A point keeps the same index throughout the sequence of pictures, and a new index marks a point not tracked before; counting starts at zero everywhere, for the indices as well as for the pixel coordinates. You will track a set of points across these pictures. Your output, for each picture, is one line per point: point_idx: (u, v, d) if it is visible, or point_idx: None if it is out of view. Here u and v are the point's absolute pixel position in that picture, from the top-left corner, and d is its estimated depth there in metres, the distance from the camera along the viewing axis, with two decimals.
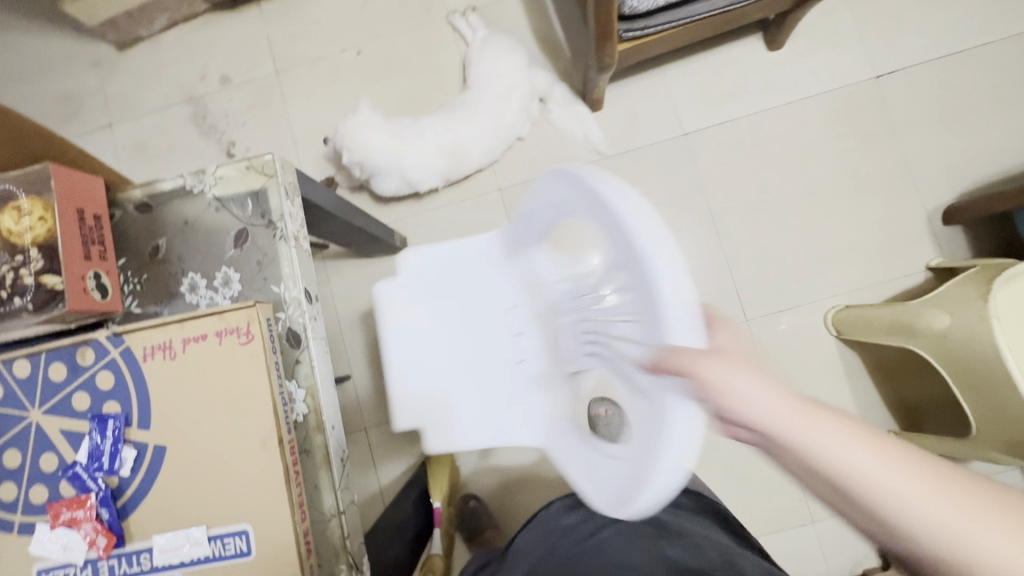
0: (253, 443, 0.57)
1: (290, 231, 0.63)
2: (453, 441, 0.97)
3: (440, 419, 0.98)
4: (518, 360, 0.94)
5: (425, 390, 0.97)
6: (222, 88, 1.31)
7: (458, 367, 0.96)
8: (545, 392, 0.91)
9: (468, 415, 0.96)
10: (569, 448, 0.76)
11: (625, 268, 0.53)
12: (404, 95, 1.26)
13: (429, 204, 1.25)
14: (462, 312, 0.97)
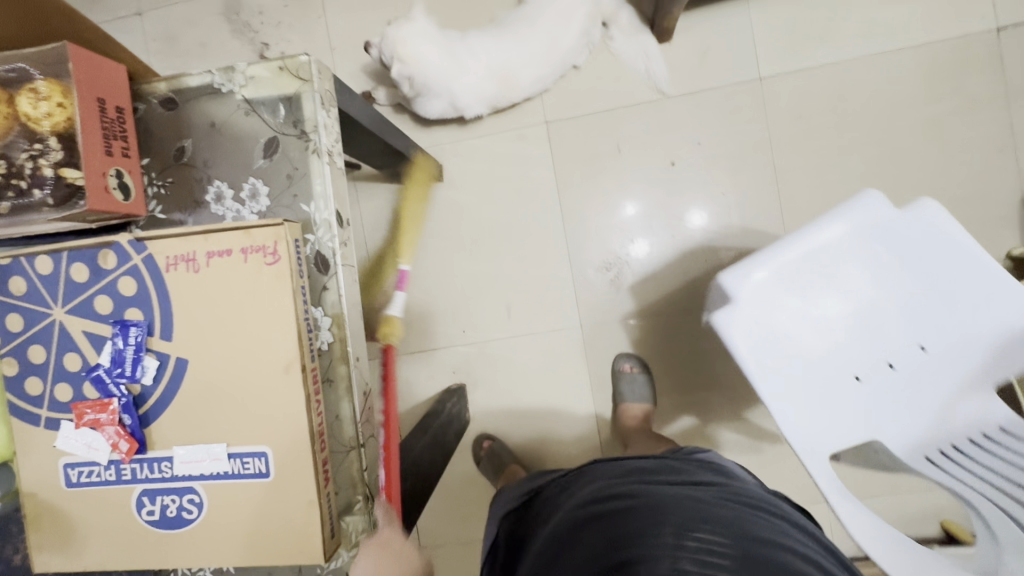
0: (276, 368, 0.54)
1: (324, 145, 0.57)
2: (733, 339, 0.68)
3: (743, 335, 0.68)
4: (872, 378, 0.71)
5: (789, 295, 0.70)
6: None
7: (817, 312, 0.71)
8: (829, 399, 0.71)
9: (765, 354, 0.69)
10: (804, 403, 0.70)
11: None
12: (453, 6, 1.15)
13: (469, 132, 1.17)
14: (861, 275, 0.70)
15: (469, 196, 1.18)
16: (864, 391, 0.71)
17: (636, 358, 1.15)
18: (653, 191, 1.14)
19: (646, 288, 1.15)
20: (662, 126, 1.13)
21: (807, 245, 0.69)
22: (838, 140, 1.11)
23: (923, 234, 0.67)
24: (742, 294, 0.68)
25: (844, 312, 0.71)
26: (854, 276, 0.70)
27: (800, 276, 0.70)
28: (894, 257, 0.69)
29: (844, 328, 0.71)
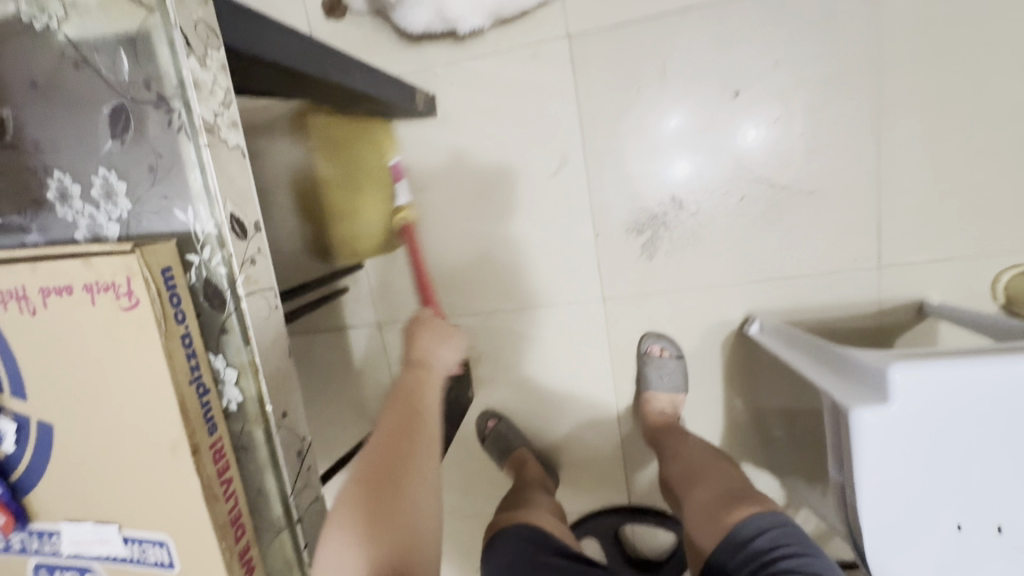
0: (158, 445, 0.39)
1: (198, 117, 0.37)
2: (864, 446, 0.53)
3: (873, 451, 0.53)
4: (979, 535, 0.54)
5: (950, 414, 0.52)
6: None
7: (957, 444, 0.52)
8: (907, 543, 0.55)
9: (882, 469, 0.54)
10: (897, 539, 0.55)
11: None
12: None
13: (468, 50, 0.90)
14: (967, 483, 0.53)
15: (470, 135, 0.95)
16: (961, 548, 0.55)
17: (668, 338, 0.97)
18: (704, 130, 0.88)
19: (686, 256, 0.93)
20: (723, 39, 0.84)
21: (1006, 377, 0.50)
22: (975, 57, 0.79)
23: None
24: (901, 396, 0.52)
25: (1004, 460, 0.52)
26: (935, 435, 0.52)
27: (974, 414, 0.51)
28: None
29: (981, 471, 0.52)
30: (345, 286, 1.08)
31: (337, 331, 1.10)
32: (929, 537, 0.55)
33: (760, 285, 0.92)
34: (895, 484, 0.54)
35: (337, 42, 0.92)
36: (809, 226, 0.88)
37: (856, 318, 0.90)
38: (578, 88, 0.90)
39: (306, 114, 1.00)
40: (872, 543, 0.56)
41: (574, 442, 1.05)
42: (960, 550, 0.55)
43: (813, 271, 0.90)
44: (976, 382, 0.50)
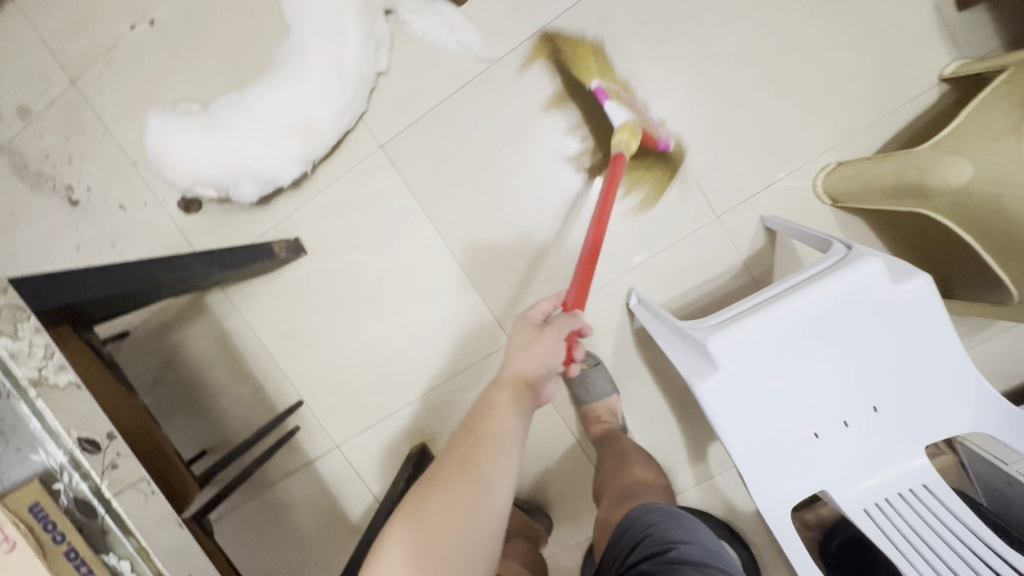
0: None
1: (23, 379, 0.47)
2: (714, 411, 0.62)
3: (722, 410, 0.62)
4: (833, 438, 0.63)
5: (761, 358, 0.61)
6: (27, 123, 1.07)
7: (778, 380, 0.62)
8: (786, 470, 0.63)
9: (735, 421, 0.62)
10: (780, 473, 0.63)
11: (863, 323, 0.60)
12: (225, 63, 0.98)
13: (309, 190, 1.03)
14: (805, 407, 0.62)
15: (341, 257, 1.06)
16: (825, 453, 0.63)
17: (583, 351, 1.03)
18: (523, 173, 0.99)
19: (562, 276, 1.01)
20: (501, 97, 0.97)
21: (785, 312, 0.60)
22: (700, 25, 0.91)
23: (873, 312, 0.60)
24: (721, 359, 0.61)
25: (815, 374, 0.62)
26: (766, 382, 0.62)
27: (778, 351, 0.61)
28: (854, 322, 0.60)
29: (807, 392, 0.62)
30: (296, 423, 1.14)
31: (304, 468, 1.16)
32: (797, 455, 0.63)
33: (633, 276, 1.00)
34: (751, 427, 0.62)
35: (203, 230, 1.05)
36: (644, 211, 0.98)
37: (727, 266, 0.98)
38: (408, 183, 1.01)
39: (205, 295, 1.11)
40: (761, 484, 0.63)
41: (551, 479, 1.09)
42: (827, 458, 0.63)
43: (671, 243, 0.98)
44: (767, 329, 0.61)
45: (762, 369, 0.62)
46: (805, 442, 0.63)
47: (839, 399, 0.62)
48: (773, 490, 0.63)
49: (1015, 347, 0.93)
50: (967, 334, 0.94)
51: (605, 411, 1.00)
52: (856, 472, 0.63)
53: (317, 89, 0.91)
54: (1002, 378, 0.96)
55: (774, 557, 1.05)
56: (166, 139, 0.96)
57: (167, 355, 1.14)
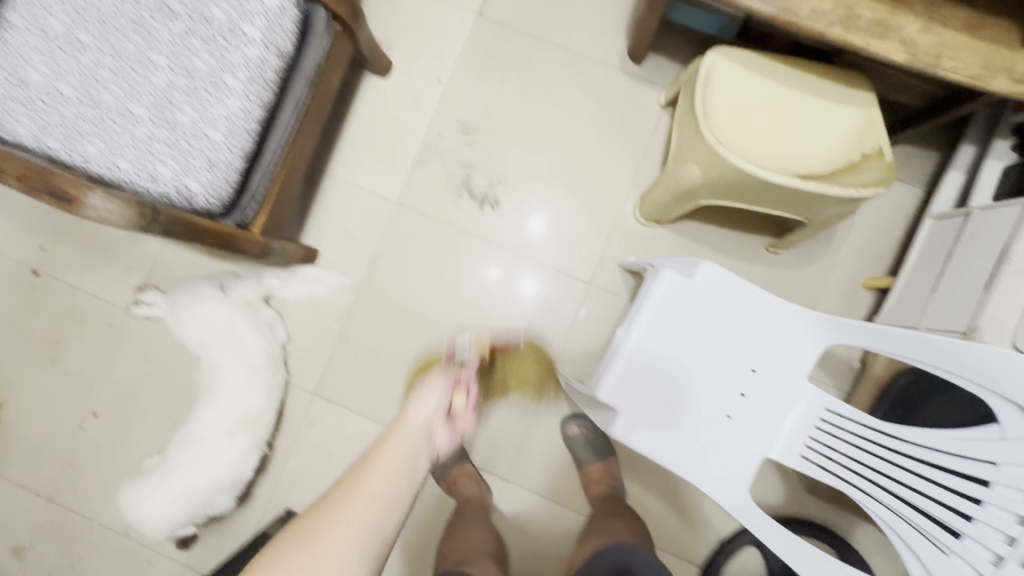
0: None
1: None
2: (639, 444, 0.71)
3: (645, 442, 0.71)
4: (740, 410, 0.73)
5: (642, 382, 0.73)
6: (21, 561, 1.15)
7: (669, 393, 0.73)
8: (721, 456, 0.72)
9: (658, 443, 0.71)
10: (721, 461, 0.72)
11: (701, 315, 0.73)
12: (164, 406, 1.13)
13: (277, 465, 1.13)
14: (703, 400, 0.73)
15: (331, 499, 1.13)
16: (742, 425, 0.73)
17: (579, 415, 1.10)
18: (431, 342, 1.14)
19: (510, 400, 1.12)
20: (381, 301, 1.15)
21: (635, 340, 0.74)
22: (487, 171, 1.15)
23: (696, 306, 0.73)
24: (614, 401, 0.73)
25: (692, 372, 0.73)
26: (662, 398, 0.73)
27: (653, 372, 0.73)
28: (688, 318, 0.74)
29: (697, 388, 0.73)
30: None
31: None
32: (720, 439, 0.72)
33: (563, 362, 1.12)
34: (677, 439, 0.72)
35: (207, 554, 1.12)
36: (537, 311, 1.13)
37: (624, 312, 1.12)
38: (351, 406, 1.14)
39: None
40: (713, 481, 0.71)
41: None
42: (747, 428, 0.73)
43: (572, 322, 1.12)
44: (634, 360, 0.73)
45: (652, 390, 0.73)
46: (722, 426, 0.73)
47: (724, 378, 0.73)
48: (726, 479, 0.71)
49: (864, 233, 1.08)
50: (825, 247, 1.09)
51: (607, 474, 1.05)
52: (777, 426, 0.72)
53: (241, 387, 1.06)
54: (880, 256, 1.09)
55: (847, 519, 1.04)
56: (134, 510, 1.06)
57: None
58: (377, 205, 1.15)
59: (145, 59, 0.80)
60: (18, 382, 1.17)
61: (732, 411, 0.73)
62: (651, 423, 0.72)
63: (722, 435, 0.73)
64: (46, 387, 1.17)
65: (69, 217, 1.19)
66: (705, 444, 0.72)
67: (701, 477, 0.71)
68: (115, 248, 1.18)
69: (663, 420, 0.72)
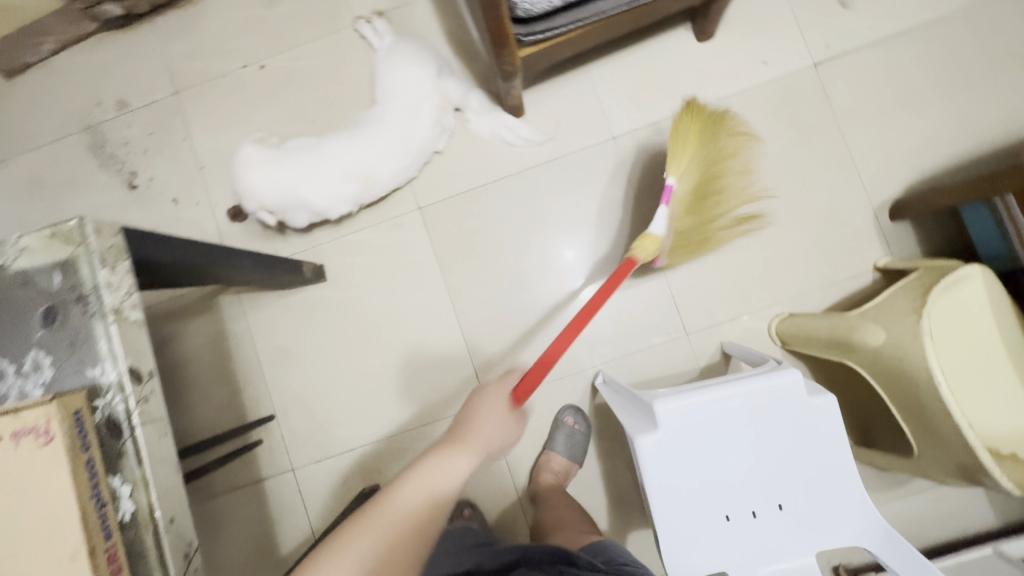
0: (60, 561, 0.50)
1: (108, 304, 0.56)
2: (647, 465, 0.71)
3: (654, 469, 0.72)
4: (742, 522, 0.72)
5: (695, 431, 0.72)
6: (120, 113, 1.23)
7: (705, 456, 0.72)
8: (694, 541, 0.71)
9: (661, 481, 0.72)
10: (693, 543, 0.71)
11: (786, 427, 0.73)
12: (312, 109, 1.17)
13: (346, 229, 1.17)
14: (723, 489, 0.72)
15: (357, 290, 1.17)
16: (731, 536, 0.72)
17: (579, 411, 1.11)
18: (534, 258, 1.15)
19: (545, 353, 1.14)
20: (529, 193, 1.16)
21: (726, 395, 0.73)
22: None
23: (790, 417, 0.73)
24: (663, 420, 0.72)
25: (734, 460, 0.73)
26: (696, 456, 0.72)
27: (709, 432, 0.73)
28: (775, 424, 0.73)
29: (727, 474, 0.72)
30: (261, 437, 1.16)
31: (253, 484, 1.16)
32: (705, 529, 0.71)
33: (609, 367, 1.13)
34: (674, 493, 0.72)
35: (240, 238, 1.17)
36: (627, 316, 1.13)
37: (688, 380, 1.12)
38: (434, 242, 1.16)
39: (219, 295, 1.19)
40: (672, 546, 0.71)
41: None
42: (733, 541, 0.72)
43: (643, 348, 1.13)
44: (706, 408, 0.73)
45: (695, 442, 0.72)
46: (716, 521, 0.72)
47: (756, 487, 0.72)
48: (682, 556, 0.71)
49: (923, 508, 1.05)
50: (883, 488, 1.06)
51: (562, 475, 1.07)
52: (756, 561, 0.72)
53: (384, 152, 1.08)
54: (916, 536, 1.06)
55: None
56: (244, 169, 1.03)
57: (162, 341, 1.19)
58: (597, 125, 1.15)
59: None
60: None
61: (736, 516, 0.72)
62: (668, 464, 0.72)
63: (710, 526, 0.72)
64: (247, 14, 1.22)
65: None
66: (691, 519, 0.72)
67: (666, 537, 0.71)
68: None
69: (681, 471, 0.72)
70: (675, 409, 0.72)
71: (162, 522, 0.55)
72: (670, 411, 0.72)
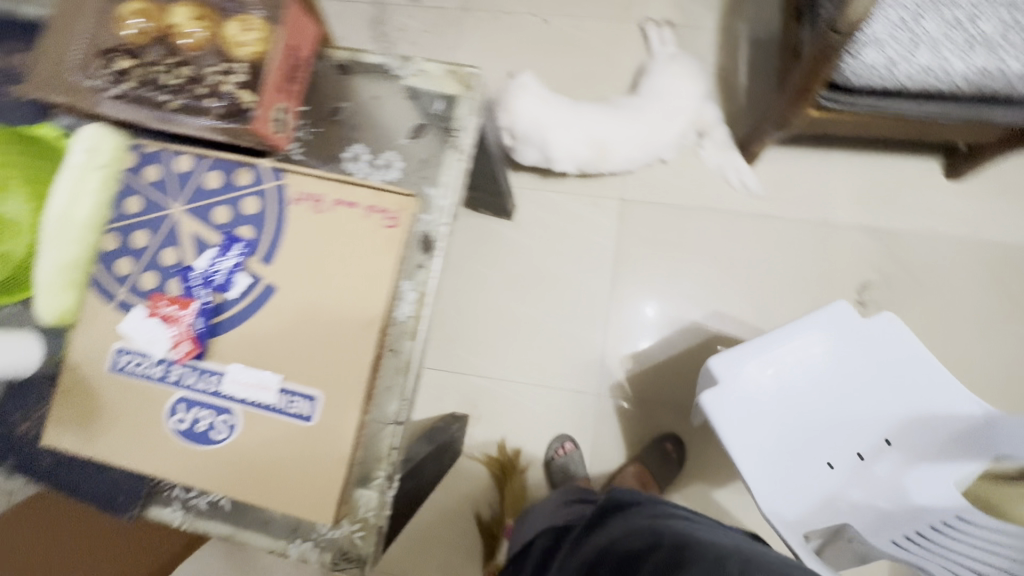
0: (355, 324, 0.57)
1: (464, 145, 0.64)
2: (718, 417, 0.75)
3: (726, 421, 0.75)
4: (845, 462, 0.79)
5: (767, 389, 0.78)
6: (409, 4, 1.36)
7: (781, 408, 0.79)
8: (802, 482, 0.77)
9: (742, 432, 0.75)
10: (814, 475, 0.78)
11: (821, 370, 0.80)
12: (572, 75, 1.27)
13: (552, 185, 1.24)
14: (813, 437, 0.79)
15: (533, 241, 1.24)
16: (841, 476, 0.79)
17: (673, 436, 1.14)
18: (702, 291, 1.19)
19: (671, 378, 1.17)
20: (724, 234, 1.20)
21: (766, 338, 0.79)
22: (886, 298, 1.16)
23: (825, 327, 0.79)
24: (721, 374, 0.77)
25: (820, 424, 0.80)
26: (769, 409, 0.78)
27: (781, 382, 0.79)
28: (797, 338, 0.79)
29: (817, 425, 0.80)
30: None
31: None
32: (813, 464, 0.78)
33: None
34: (758, 432, 0.77)
35: None
36: None
37: None
38: (620, 234, 1.22)
39: None
40: (774, 487, 0.75)
41: None
42: (834, 482, 0.78)
43: None
44: (749, 354, 0.78)
45: (771, 396, 0.79)
46: (817, 455, 0.79)
47: (857, 433, 0.80)
48: (792, 493, 0.76)
49: None
50: None
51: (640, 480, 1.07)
52: (864, 488, 0.78)
53: (627, 139, 1.14)
54: None
55: None
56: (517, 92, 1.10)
57: None
58: (815, 205, 1.19)
59: None
60: None
61: (839, 462, 0.79)
62: (744, 404, 0.77)
63: (817, 461, 0.78)
64: None
65: None
66: (785, 450, 0.78)
67: (764, 481, 0.74)
68: None
69: (761, 407, 0.78)
70: (727, 366, 0.77)
71: (421, 337, 0.61)
72: (729, 368, 0.77)
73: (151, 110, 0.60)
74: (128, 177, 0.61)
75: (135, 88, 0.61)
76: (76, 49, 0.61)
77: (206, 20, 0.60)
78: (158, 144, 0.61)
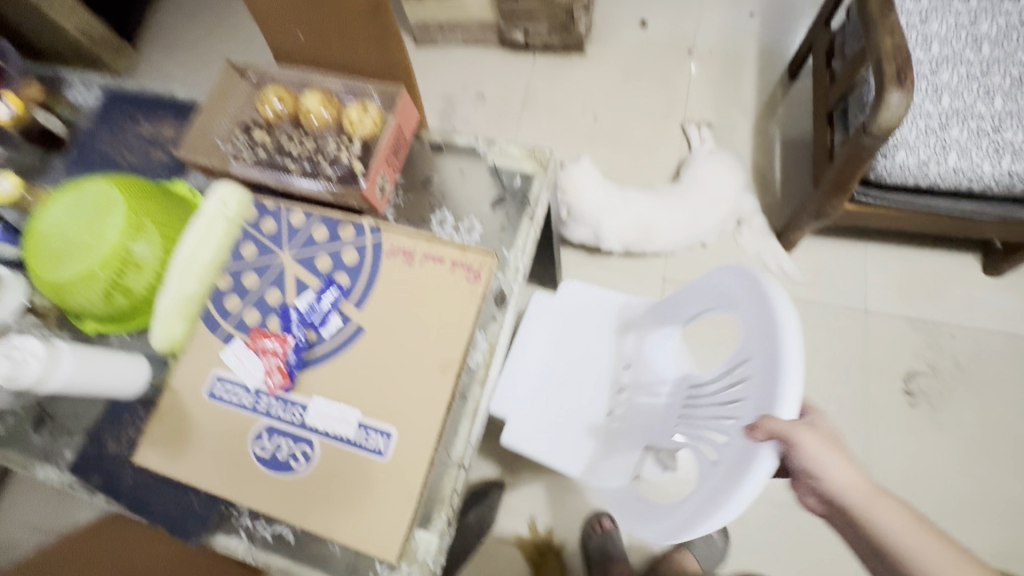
0: (432, 366, 0.62)
1: (537, 216, 0.72)
2: (528, 450, 0.85)
3: (528, 442, 0.85)
4: (627, 394, 0.86)
5: (516, 387, 0.90)
6: (474, 101, 1.55)
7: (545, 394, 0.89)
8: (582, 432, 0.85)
9: (575, 464, 0.83)
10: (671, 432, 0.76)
11: (542, 335, 0.93)
12: (618, 165, 1.40)
13: (597, 261, 1.32)
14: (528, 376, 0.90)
15: None
16: (625, 402, 0.86)
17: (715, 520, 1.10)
18: None
19: None
20: None
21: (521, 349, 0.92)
22: (934, 389, 1.15)
23: (571, 316, 0.94)
24: (510, 415, 0.88)
25: (541, 371, 0.91)
26: (532, 412, 0.88)
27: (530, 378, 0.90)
28: (541, 328, 0.94)
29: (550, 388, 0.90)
30: None
31: None
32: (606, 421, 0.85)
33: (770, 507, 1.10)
34: (590, 450, 0.84)
35: None
36: None
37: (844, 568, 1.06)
38: None
39: None
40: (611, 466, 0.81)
41: None
42: (625, 409, 0.85)
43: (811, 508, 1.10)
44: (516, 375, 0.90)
45: (536, 403, 0.88)
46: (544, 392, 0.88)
47: (565, 349, 0.91)
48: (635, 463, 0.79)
49: None
50: None
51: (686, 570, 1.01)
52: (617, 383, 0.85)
53: (671, 222, 1.23)
54: None
55: None
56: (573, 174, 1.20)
57: None
58: (855, 293, 1.22)
59: (990, 93, 0.95)
60: (601, 62, 1.54)
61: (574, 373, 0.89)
62: (555, 441, 0.85)
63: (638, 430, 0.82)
64: (605, 81, 1.51)
65: (738, 63, 1.50)
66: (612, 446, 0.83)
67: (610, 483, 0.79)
68: (729, 98, 1.45)
69: (559, 428, 0.86)
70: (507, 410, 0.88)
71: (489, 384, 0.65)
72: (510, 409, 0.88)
73: (277, 173, 0.72)
74: (248, 227, 0.71)
75: (267, 157, 0.73)
76: (228, 128, 0.76)
77: (333, 107, 0.73)
78: (276, 202, 0.72)
